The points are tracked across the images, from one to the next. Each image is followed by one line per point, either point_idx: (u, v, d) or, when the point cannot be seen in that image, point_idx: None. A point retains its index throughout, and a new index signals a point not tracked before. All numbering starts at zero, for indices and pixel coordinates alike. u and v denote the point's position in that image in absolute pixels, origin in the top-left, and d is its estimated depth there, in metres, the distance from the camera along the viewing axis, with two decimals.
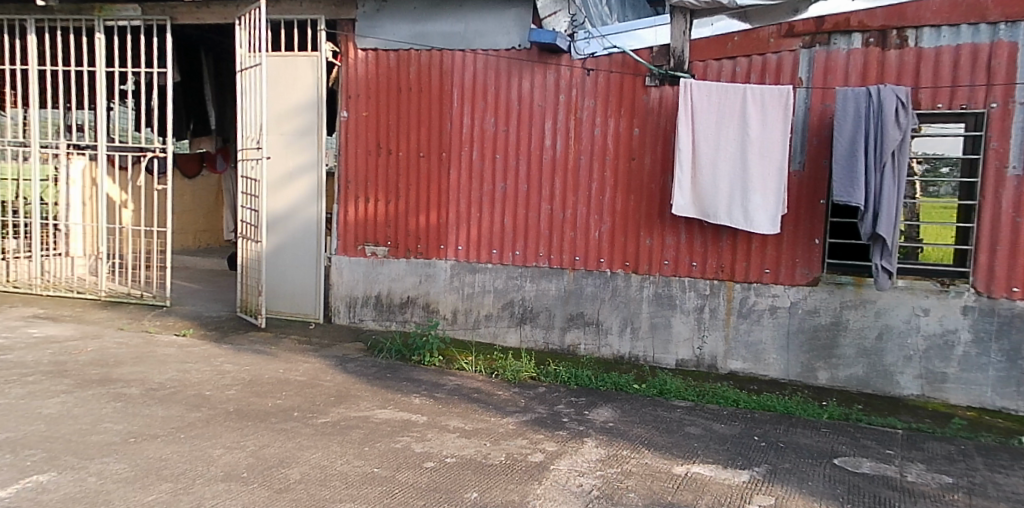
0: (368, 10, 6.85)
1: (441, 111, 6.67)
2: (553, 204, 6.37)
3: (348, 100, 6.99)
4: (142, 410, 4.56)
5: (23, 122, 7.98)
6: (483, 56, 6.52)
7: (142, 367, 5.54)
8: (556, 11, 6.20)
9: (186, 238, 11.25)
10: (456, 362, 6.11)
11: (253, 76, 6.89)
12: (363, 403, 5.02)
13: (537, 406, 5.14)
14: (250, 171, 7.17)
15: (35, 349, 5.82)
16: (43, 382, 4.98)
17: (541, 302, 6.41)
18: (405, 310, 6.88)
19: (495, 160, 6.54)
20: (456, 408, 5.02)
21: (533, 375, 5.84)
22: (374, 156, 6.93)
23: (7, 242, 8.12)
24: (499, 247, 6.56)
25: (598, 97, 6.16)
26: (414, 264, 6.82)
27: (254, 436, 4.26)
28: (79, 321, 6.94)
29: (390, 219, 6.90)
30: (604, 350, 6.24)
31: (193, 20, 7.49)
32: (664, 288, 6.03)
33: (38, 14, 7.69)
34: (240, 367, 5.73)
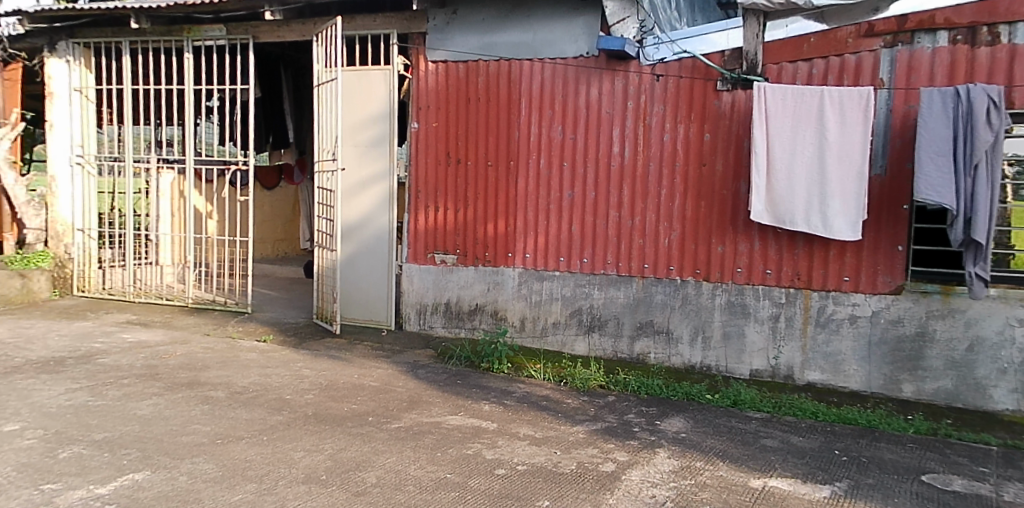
0: (438, 23, 6.97)
1: (509, 120, 6.73)
2: (621, 212, 6.34)
3: (418, 111, 7.13)
4: (227, 413, 4.76)
5: (118, 138, 8.46)
6: (550, 64, 6.54)
7: (227, 371, 5.78)
8: (624, 18, 6.21)
9: (265, 247, 11.64)
10: (525, 370, 6.15)
11: (329, 90, 7.13)
12: (435, 409, 5.10)
13: (608, 415, 5.12)
14: (326, 182, 7.40)
15: (130, 354, 6.15)
16: (137, 385, 5.26)
17: (610, 310, 6.38)
18: (473, 318, 6.96)
19: (563, 168, 6.55)
20: (526, 415, 5.05)
21: (602, 384, 5.82)
22: (443, 165, 7.05)
23: (104, 252, 8.60)
24: (567, 255, 6.56)
25: (668, 103, 6.11)
26: (483, 271, 6.89)
27: (332, 440, 4.38)
28: (168, 326, 7.30)
29: (459, 227, 7.00)
30: (675, 359, 6.15)
31: (274, 38, 7.80)
32: (737, 296, 5.91)
33: (132, 36, 8.16)
34: (317, 372, 5.91)
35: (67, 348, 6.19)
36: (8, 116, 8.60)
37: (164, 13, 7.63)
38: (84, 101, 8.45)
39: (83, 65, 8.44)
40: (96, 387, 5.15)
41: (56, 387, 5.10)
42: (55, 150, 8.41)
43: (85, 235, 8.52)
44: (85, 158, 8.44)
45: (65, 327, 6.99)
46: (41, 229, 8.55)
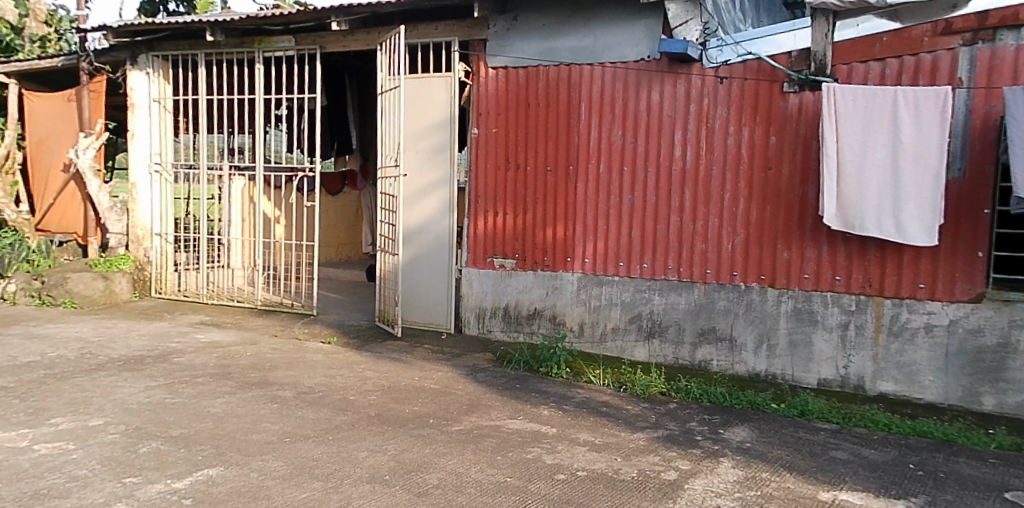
0: (499, 30, 7.04)
1: (569, 124, 6.73)
2: (682, 216, 6.26)
3: (479, 117, 7.19)
4: (295, 412, 4.89)
5: (193, 146, 8.81)
6: (611, 68, 6.52)
7: (294, 371, 5.94)
8: (688, 21, 6.10)
9: (330, 252, 11.88)
10: (584, 375, 6.13)
11: (392, 97, 7.27)
12: (495, 412, 5.13)
13: (669, 423, 5.05)
14: (388, 188, 7.54)
15: (203, 353, 6.38)
16: (210, 383, 5.46)
17: (670, 316, 6.30)
18: (532, 322, 6.97)
19: (623, 172, 6.51)
20: (585, 421, 5.03)
21: (662, 390, 5.75)
22: (503, 170, 7.09)
23: (180, 255, 8.96)
24: (627, 260, 6.51)
25: (732, 105, 6.01)
26: (542, 276, 6.90)
27: (395, 441, 4.46)
28: (238, 327, 7.55)
29: (518, 232, 7.02)
30: (738, 366, 6.04)
31: (340, 48, 7.98)
32: (804, 303, 5.76)
33: (207, 49, 8.50)
34: (379, 374, 6.01)
35: (146, 347, 6.47)
36: (93, 126, 9.00)
37: (237, 25, 7.92)
38: (163, 111, 8.84)
39: (162, 77, 8.82)
40: (172, 385, 5.36)
41: (137, 384, 5.34)
42: (136, 158, 8.80)
43: (162, 239, 8.90)
44: (163, 166, 8.80)
45: (143, 327, 7.31)
46: (123, 233, 8.93)
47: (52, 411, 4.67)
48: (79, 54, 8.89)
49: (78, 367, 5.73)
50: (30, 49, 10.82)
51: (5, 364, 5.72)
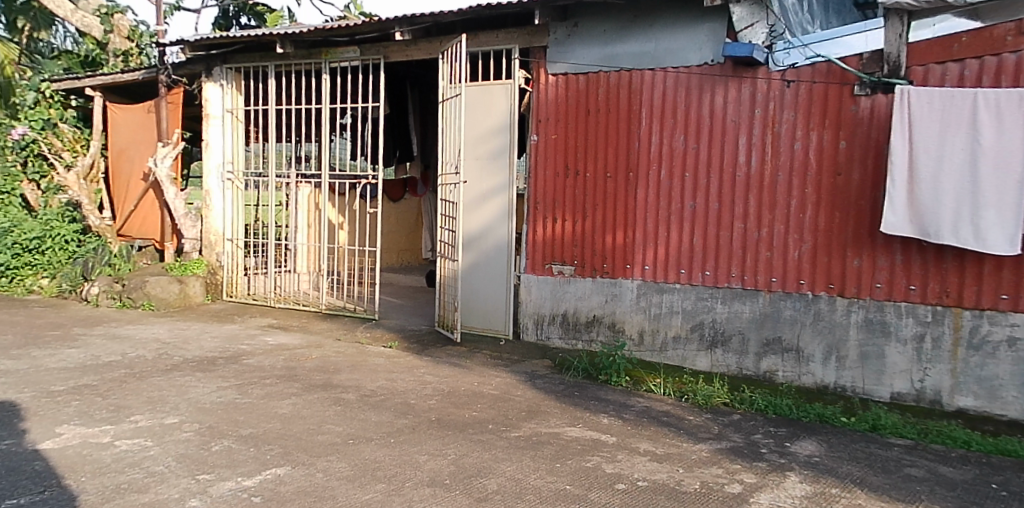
0: (559, 36, 7.04)
1: (630, 130, 6.68)
2: (747, 223, 6.14)
3: (538, 124, 7.20)
4: (358, 415, 4.98)
5: (263, 154, 9.09)
6: (673, 73, 6.45)
7: (357, 374, 6.06)
8: (754, 23, 5.98)
9: (392, 257, 12.08)
10: (644, 384, 6.06)
11: (453, 105, 7.35)
12: (554, 420, 5.11)
13: (733, 434, 4.95)
14: (448, 194, 7.61)
15: (271, 355, 6.56)
16: (278, 385, 5.61)
17: (734, 325, 6.17)
18: (591, 329, 6.93)
19: (685, 178, 6.42)
20: (646, 430, 4.97)
21: (725, 401, 5.64)
22: (562, 177, 7.08)
23: (249, 260, 9.23)
24: (688, 267, 6.42)
25: (799, 110, 5.88)
26: (601, 283, 6.85)
27: (454, 445, 4.49)
28: (304, 331, 7.74)
29: (578, 239, 7.00)
30: (806, 378, 5.88)
31: (403, 57, 8.11)
32: (876, 313, 5.57)
33: (277, 60, 8.78)
34: (440, 379, 6.07)
35: (218, 349, 6.69)
36: (169, 136, 9.39)
37: (305, 37, 8.17)
38: (235, 121, 9.17)
39: (235, 88, 9.14)
40: (242, 386, 5.53)
41: (209, 384, 5.52)
42: (210, 166, 9.14)
43: (233, 244, 9.20)
44: (234, 175, 9.14)
45: (215, 330, 7.57)
46: (197, 238, 9.28)
47: (131, 409, 4.87)
48: (158, 67, 9.29)
49: (156, 367, 5.97)
50: (113, 64, 11.44)
51: (89, 363, 6.00)
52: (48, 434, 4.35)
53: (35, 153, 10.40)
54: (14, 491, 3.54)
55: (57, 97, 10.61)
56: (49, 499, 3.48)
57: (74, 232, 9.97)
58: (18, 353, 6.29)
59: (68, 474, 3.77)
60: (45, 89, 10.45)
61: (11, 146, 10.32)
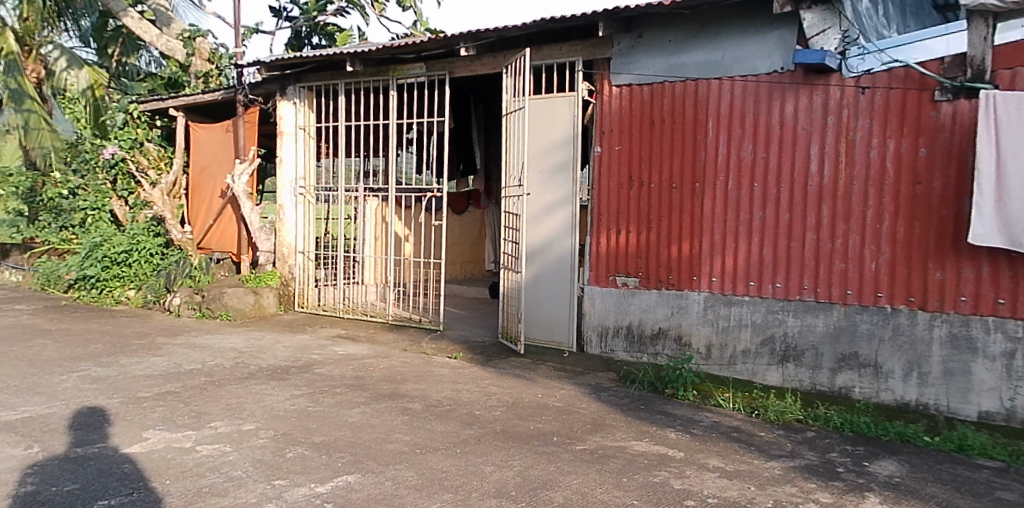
0: (623, 47, 7.00)
1: (695, 140, 6.59)
2: (819, 234, 5.97)
3: (602, 136, 7.18)
4: (425, 424, 5.04)
5: (333, 170, 9.33)
6: (741, 82, 6.34)
7: (423, 385, 6.13)
8: (826, 29, 5.85)
9: (455, 268, 12.18)
10: (712, 399, 5.95)
11: (516, 119, 7.39)
12: (619, 433, 5.06)
13: (807, 452, 4.80)
14: (512, 207, 7.65)
15: (341, 365, 6.70)
16: (347, 394, 5.72)
17: (807, 339, 5.99)
18: (656, 343, 6.82)
19: (754, 189, 6.29)
20: (715, 446, 4.86)
21: (799, 417, 5.47)
22: (626, 188, 7.03)
23: (319, 271, 9.45)
24: (758, 279, 6.27)
25: (875, 117, 5.70)
26: (667, 295, 6.76)
27: (520, 457, 4.49)
28: (372, 341, 7.88)
29: (642, 250, 6.92)
30: (884, 395, 5.65)
31: (468, 72, 8.22)
32: (961, 328, 5.33)
33: (346, 78, 9.01)
34: (504, 390, 6.08)
35: (291, 358, 6.87)
36: (247, 153, 9.74)
37: (374, 55, 8.37)
38: (308, 138, 9.45)
39: (307, 106, 9.42)
40: (314, 395, 5.66)
41: (282, 392, 5.68)
42: (283, 182, 9.46)
43: (305, 257, 9.47)
44: (306, 189, 9.41)
45: (288, 340, 7.78)
46: (271, 251, 9.58)
47: (211, 415, 5.05)
48: (236, 88, 9.64)
49: (233, 375, 6.17)
50: (194, 85, 11.94)
51: (172, 371, 6.25)
52: (135, 438, 4.55)
53: (125, 171, 11.12)
54: (105, 492, 3.71)
55: (143, 118, 11.11)
56: (137, 500, 3.64)
57: (158, 246, 10.35)
58: (107, 360, 6.59)
59: (154, 477, 3.94)
60: (132, 110, 10.96)
61: (103, 165, 11.06)
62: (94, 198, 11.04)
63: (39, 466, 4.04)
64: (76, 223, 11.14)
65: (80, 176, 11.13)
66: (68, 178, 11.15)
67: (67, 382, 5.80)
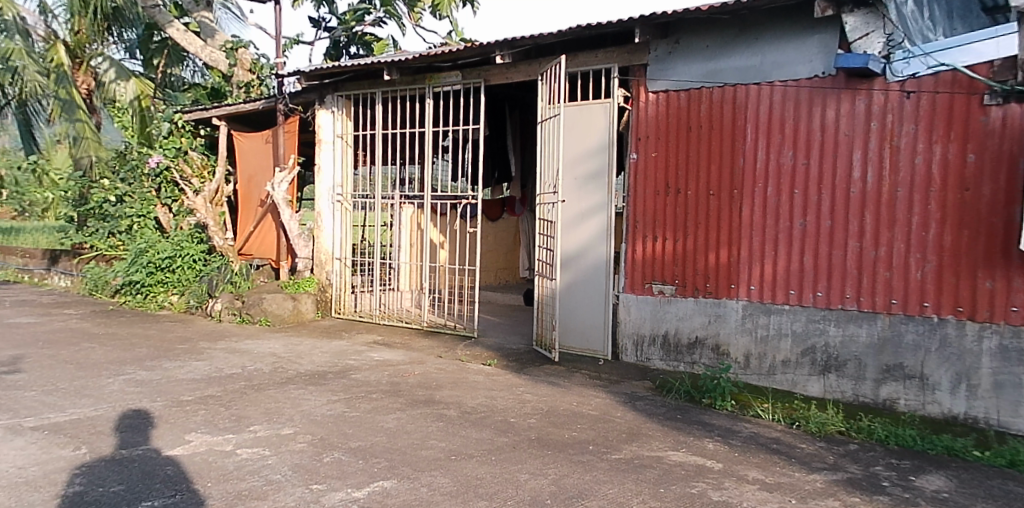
0: (660, 53, 6.95)
1: (734, 147, 6.51)
2: (862, 242, 5.85)
3: (638, 142, 7.13)
4: (459, 431, 5.04)
5: (370, 177, 9.44)
6: (781, 87, 6.24)
7: (458, 391, 6.14)
8: (869, 32, 5.72)
9: (489, 276, 12.19)
10: (751, 409, 5.84)
11: (551, 126, 7.38)
12: (655, 443, 5.00)
13: (850, 465, 4.68)
14: (546, 214, 7.64)
15: (377, 371, 6.75)
16: (383, 399, 5.76)
17: (849, 350, 5.86)
18: (693, 352, 6.74)
19: (794, 196, 6.19)
20: (754, 457, 4.77)
21: (841, 429, 5.35)
22: (662, 195, 6.97)
23: (356, 278, 9.53)
24: (798, 288, 6.15)
25: (920, 122, 5.57)
26: (704, 303, 6.67)
27: (554, 465, 4.46)
28: (407, 348, 7.91)
29: (679, 258, 6.85)
30: (931, 407, 5.50)
31: (503, 80, 8.23)
32: (1012, 340, 5.17)
33: (383, 87, 9.11)
34: (538, 398, 6.06)
35: (329, 364, 6.94)
36: (287, 162, 9.90)
37: (410, 65, 8.46)
38: (345, 146, 9.56)
39: (345, 114, 9.54)
40: (350, 400, 5.70)
41: (320, 397, 5.73)
42: (321, 189, 9.60)
43: (342, 264, 9.58)
44: (343, 197, 9.54)
45: (326, 345, 7.86)
46: (309, 257, 9.71)
47: (250, 418, 5.13)
48: (277, 98, 9.85)
49: (272, 380, 6.26)
50: (236, 94, 12.10)
51: (213, 375, 6.35)
52: (178, 441, 4.63)
53: (169, 179, 11.29)
54: (149, 494, 3.78)
55: (188, 127, 11.37)
56: (180, 502, 3.70)
57: (202, 253, 10.53)
58: (151, 364, 6.73)
59: (195, 479, 4.00)
60: (177, 119, 11.23)
61: (148, 174, 11.25)
62: (139, 205, 11.23)
63: (86, 467, 4.13)
64: (122, 229, 11.36)
65: (127, 184, 11.41)
66: (116, 185, 11.42)
67: (114, 385, 5.94)
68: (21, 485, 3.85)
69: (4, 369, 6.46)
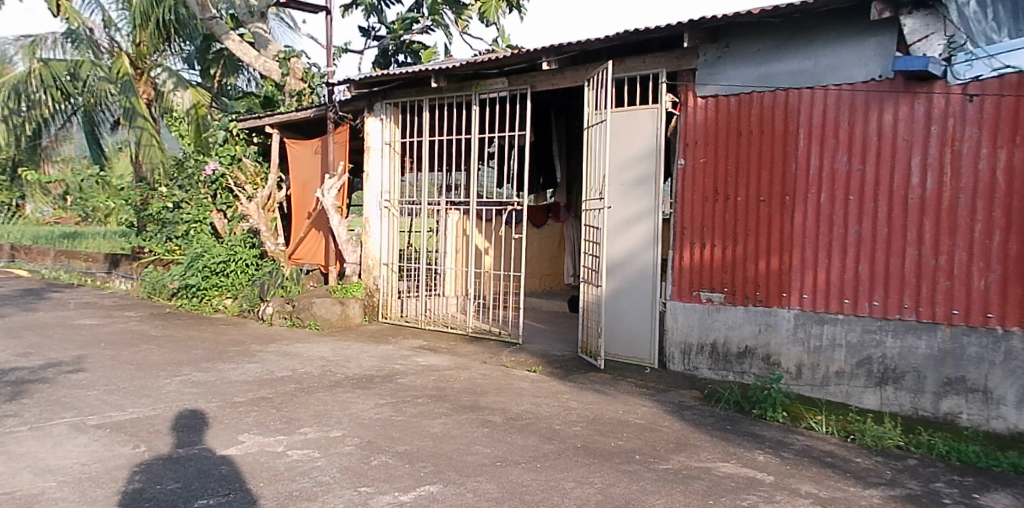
0: (710, 58, 6.85)
1: (786, 152, 6.37)
2: (921, 250, 5.67)
3: (686, 148, 7.02)
4: (505, 437, 5.02)
5: (416, 184, 9.50)
6: (835, 91, 6.09)
7: (504, 397, 6.13)
8: (929, 35, 5.55)
9: (534, 282, 12.14)
10: (803, 421, 5.69)
11: (598, 132, 7.35)
12: (704, 454, 4.91)
13: (909, 481, 4.52)
14: (593, 220, 7.59)
15: (423, 376, 6.78)
16: (429, 404, 5.78)
17: (907, 362, 5.67)
18: (743, 361, 6.61)
19: (849, 202, 6.03)
20: (807, 471, 4.65)
21: (899, 444, 5.17)
22: (711, 201, 6.86)
23: (402, 283, 9.59)
24: (853, 297, 5.99)
25: (984, 126, 5.38)
26: (754, 311, 6.53)
27: (601, 474, 4.41)
28: (453, 353, 7.94)
29: (728, 265, 6.73)
30: (996, 423, 5.30)
31: (549, 86, 8.23)
32: None
33: (431, 95, 9.19)
34: (584, 406, 6.01)
35: (376, 368, 7.00)
36: (337, 169, 10.01)
37: (457, 72, 8.52)
38: (393, 153, 9.68)
39: (393, 122, 9.66)
40: (397, 404, 5.74)
41: (368, 401, 5.79)
42: (369, 196, 9.73)
43: (389, 269, 9.66)
44: (391, 203, 9.62)
45: (373, 349, 7.93)
46: (357, 263, 9.85)
47: (300, 421, 5.20)
48: (327, 105, 10.01)
49: (322, 383, 6.34)
50: (288, 103, 12.35)
51: (265, 377, 6.46)
52: (231, 441, 4.72)
53: (224, 186, 11.50)
54: (204, 492, 3.85)
55: (242, 134, 11.59)
56: (233, 501, 3.76)
57: (253, 257, 10.70)
58: (206, 366, 6.88)
59: (248, 479, 4.07)
60: (233, 127, 11.44)
61: (205, 180, 11.50)
62: (196, 211, 11.49)
63: (145, 464, 4.24)
64: (178, 234, 11.57)
65: (184, 191, 11.61)
66: (174, 192, 11.66)
67: (170, 385, 6.09)
68: (84, 481, 3.97)
69: (69, 368, 6.69)
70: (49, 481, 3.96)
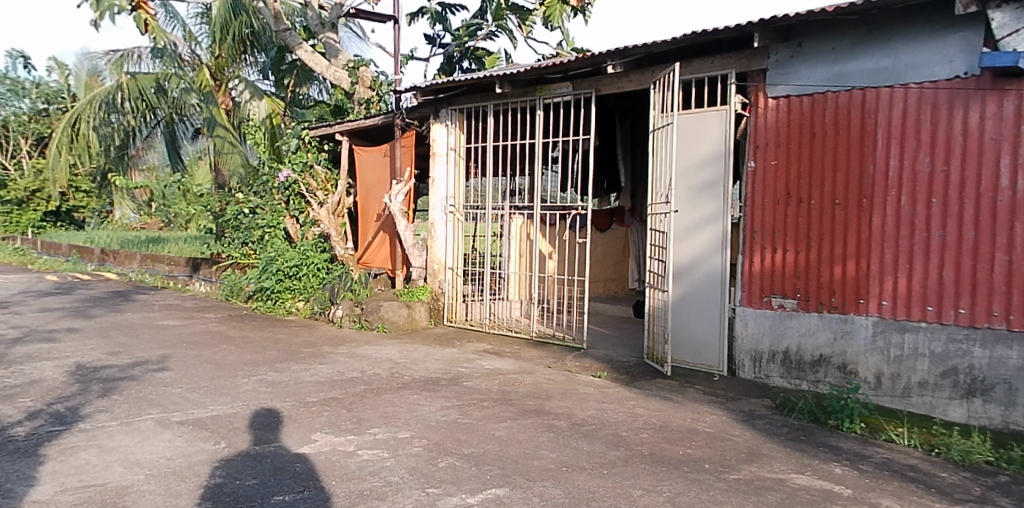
0: (781, 58, 6.66)
1: (863, 153, 6.15)
2: (1011, 255, 5.40)
3: (756, 150, 6.85)
4: (571, 443, 4.99)
5: (480, 189, 9.55)
6: (917, 89, 5.85)
7: (569, 402, 6.10)
8: (1020, 29, 5.28)
9: (598, 286, 12.03)
10: (883, 433, 5.46)
11: (665, 135, 7.22)
12: (777, 465, 4.76)
13: (999, 498, 4.28)
14: (659, 224, 7.46)
15: (488, 379, 6.81)
16: (495, 408, 5.80)
17: (998, 373, 5.40)
18: (818, 370, 6.39)
19: (931, 205, 5.78)
20: (888, 485, 4.45)
21: (989, 459, 4.91)
22: (782, 205, 6.67)
23: (466, 287, 9.68)
24: (937, 304, 5.72)
25: None
26: (830, 318, 6.30)
27: (670, 482, 4.33)
28: (517, 357, 7.95)
29: (801, 271, 6.52)
30: None
31: (615, 90, 8.16)
32: None
33: (496, 100, 9.25)
34: (651, 413, 5.91)
35: (442, 371, 7.07)
36: (403, 174, 10.06)
37: (522, 77, 8.55)
38: (458, 159, 9.76)
39: (457, 128, 9.77)
40: (463, 407, 5.77)
41: (434, 403, 5.84)
42: (435, 201, 9.88)
43: (454, 273, 9.77)
44: (456, 208, 9.75)
45: (438, 352, 8.02)
46: (423, 267, 9.97)
47: (369, 421, 5.28)
48: (394, 113, 10.23)
49: (390, 384, 6.44)
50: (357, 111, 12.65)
51: (335, 378, 6.60)
52: (305, 439, 4.83)
53: (297, 192, 11.69)
54: (279, 489, 3.95)
55: (314, 142, 11.84)
56: (307, 498, 3.85)
57: (324, 261, 10.96)
58: (281, 366, 7.09)
59: (322, 477, 4.15)
60: (305, 136, 11.71)
61: (278, 186, 11.73)
62: (270, 217, 11.72)
63: (225, 460, 4.38)
64: (254, 239, 12.00)
65: (259, 197, 12.00)
66: (250, 198, 12.10)
67: (247, 385, 6.29)
68: (169, 475, 4.13)
69: (154, 367, 6.99)
70: (137, 474, 4.14)
